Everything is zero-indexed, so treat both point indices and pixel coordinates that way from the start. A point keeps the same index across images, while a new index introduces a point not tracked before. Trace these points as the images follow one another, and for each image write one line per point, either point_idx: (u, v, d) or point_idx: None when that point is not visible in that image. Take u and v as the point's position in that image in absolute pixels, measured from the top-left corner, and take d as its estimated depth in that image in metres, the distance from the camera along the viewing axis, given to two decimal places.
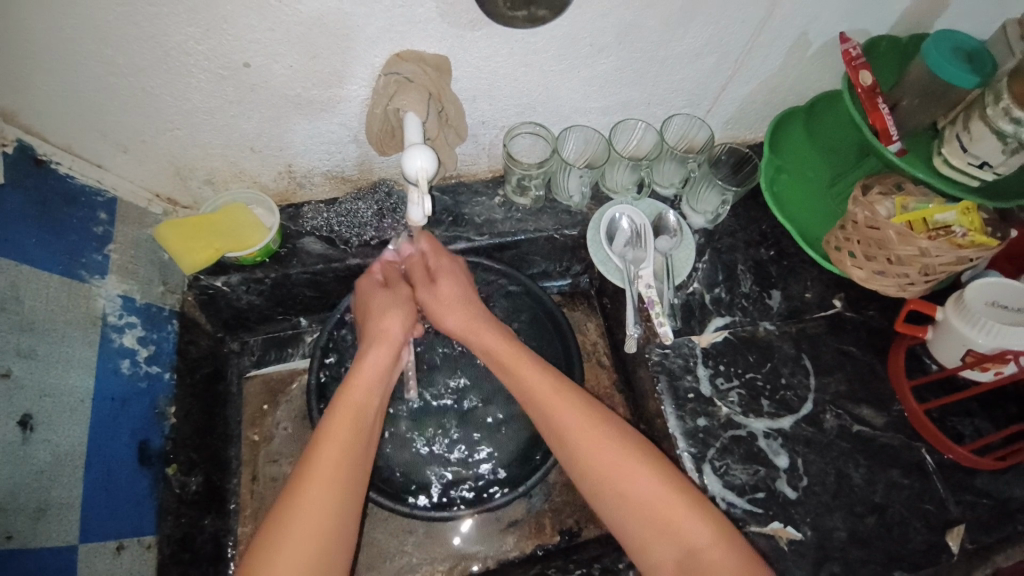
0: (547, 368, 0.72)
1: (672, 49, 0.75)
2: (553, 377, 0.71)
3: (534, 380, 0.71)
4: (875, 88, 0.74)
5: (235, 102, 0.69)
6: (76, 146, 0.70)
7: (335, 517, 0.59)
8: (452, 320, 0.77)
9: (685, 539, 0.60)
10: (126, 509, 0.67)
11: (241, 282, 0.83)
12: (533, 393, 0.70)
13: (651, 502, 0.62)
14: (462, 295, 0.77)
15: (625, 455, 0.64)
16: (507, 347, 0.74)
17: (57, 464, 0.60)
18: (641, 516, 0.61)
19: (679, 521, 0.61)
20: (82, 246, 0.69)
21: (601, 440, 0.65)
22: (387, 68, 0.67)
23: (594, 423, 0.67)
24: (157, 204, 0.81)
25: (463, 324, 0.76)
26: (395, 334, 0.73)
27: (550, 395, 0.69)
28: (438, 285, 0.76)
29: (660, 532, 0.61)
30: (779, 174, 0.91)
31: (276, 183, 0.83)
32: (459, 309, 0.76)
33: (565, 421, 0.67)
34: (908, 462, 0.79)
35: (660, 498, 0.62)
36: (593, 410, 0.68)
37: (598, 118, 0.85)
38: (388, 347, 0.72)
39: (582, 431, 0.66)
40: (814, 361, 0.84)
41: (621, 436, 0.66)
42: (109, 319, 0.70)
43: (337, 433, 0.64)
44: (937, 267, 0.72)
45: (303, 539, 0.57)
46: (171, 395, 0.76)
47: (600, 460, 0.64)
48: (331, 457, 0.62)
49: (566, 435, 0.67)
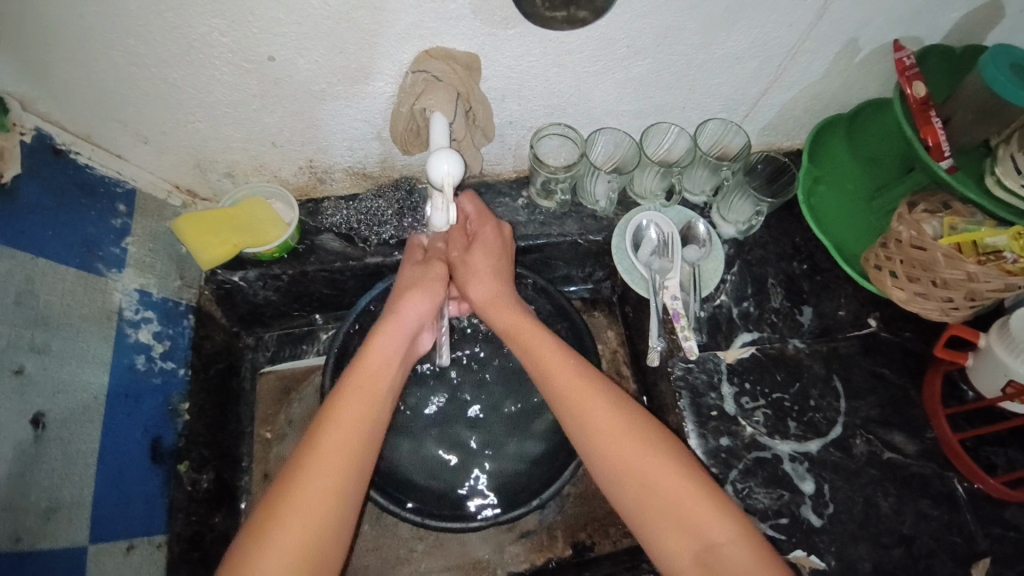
0: (565, 349, 0.69)
1: (713, 53, 0.71)
2: (573, 358, 0.68)
3: (551, 364, 0.68)
4: (927, 100, 0.69)
5: (258, 96, 0.67)
6: (97, 135, 0.69)
7: (342, 494, 0.58)
8: (477, 289, 0.74)
9: (702, 533, 0.58)
10: (137, 507, 0.66)
11: (257, 277, 0.81)
12: (549, 374, 0.67)
13: (671, 496, 0.59)
14: (490, 264, 0.74)
15: (642, 446, 0.62)
16: (523, 327, 0.71)
17: (69, 462, 0.59)
18: (656, 505, 0.59)
19: (699, 515, 0.58)
20: (100, 238, 0.68)
21: (611, 424, 0.63)
22: (415, 66, 0.65)
23: (616, 412, 0.64)
24: (175, 196, 0.79)
25: (486, 296, 0.73)
26: (409, 322, 0.69)
27: (567, 377, 0.67)
28: (471, 252, 0.74)
29: (679, 526, 0.58)
30: (817, 185, 0.88)
31: (297, 178, 0.81)
32: (489, 280, 0.74)
33: (586, 407, 0.65)
34: (938, 492, 0.75)
35: (679, 489, 0.59)
36: (612, 399, 0.65)
37: (630, 120, 0.82)
38: (409, 327, 0.69)
39: (594, 416, 0.64)
40: (844, 384, 0.81)
41: (646, 425, 0.64)
42: (125, 314, 0.69)
43: (350, 409, 0.62)
44: (984, 293, 0.68)
45: (308, 515, 0.56)
46: (184, 392, 0.75)
47: (616, 445, 0.62)
48: (341, 434, 0.60)
49: (580, 417, 0.64)
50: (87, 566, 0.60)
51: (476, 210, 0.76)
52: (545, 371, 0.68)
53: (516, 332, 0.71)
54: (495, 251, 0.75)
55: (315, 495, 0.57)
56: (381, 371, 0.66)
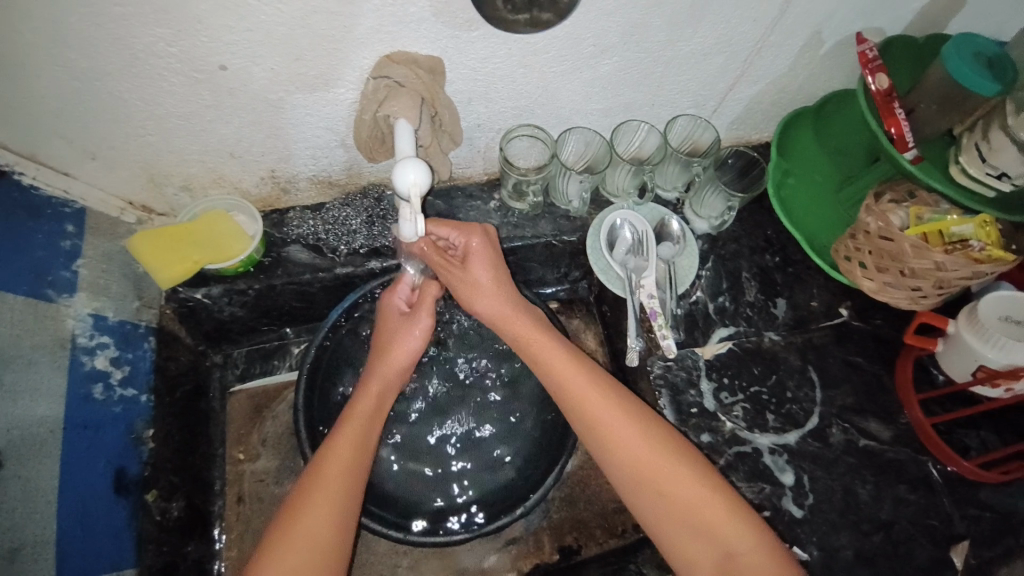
0: (580, 359, 0.69)
1: (679, 49, 0.71)
2: (588, 367, 0.68)
3: (567, 373, 0.68)
4: (891, 92, 0.70)
5: (212, 107, 0.64)
6: (41, 153, 0.65)
7: (336, 531, 0.60)
8: (485, 306, 0.72)
9: (721, 538, 0.59)
10: (104, 543, 0.63)
11: (222, 294, 0.78)
12: (566, 384, 0.67)
13: (688, 505, 0.60)
14: (493, 276, 0.72)
15: (659, 454, 0.62)
16: (538, 336, 0.71)
17: (29, 500, 0.56)
18: (671, 512, 0.60)
19: (717, 519, 0.59)
20: (49, 262, 0.65)
21: (628, 434, 0.63)
22: (376, 72, 0.63)
23: (635, 420, 0.64)
24: (130, 213, 0.76)
25: (495, 311, 0.72)
26: (402, 359, 0.72)
27: (581, 385, 0.67)
28: (472, 273, 0.71)
29: (697, 531, 0.59)
30: (787, 178, 0.88)
31: (259, 189, 0.79)
32: (495, 294, 0.72)
33: (602, 418, 0.64)
34: (914, 477, 0.77)
35: (697, 495, 0.60)
36: (630, 407, 0.66)
37: (599, 119, 0.81)
38: (396, 373, 0.72)
39: (612, 425, 0.64)
40: (820, 373, 0.82)
41: (664, 432, 0.64)
42: (78, 341, 0.65)
43: (342, 448, 0.64)
44: (952, 280, 0.69)
45: (307, 554, 0.58)
46: (149, 418, 0.72)
47: (635, 453, 0.63)
48: (335, 473, 0.62)
49: (597, 427, 0.64)
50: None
51: (476, 236, 0.72)
52: (560, 380, 0.68)
53: (527, 343, 0.71)
54: (494, 265, 0.72)
55: (313, 533, 0.59)
56: (370, 413, 0.69)
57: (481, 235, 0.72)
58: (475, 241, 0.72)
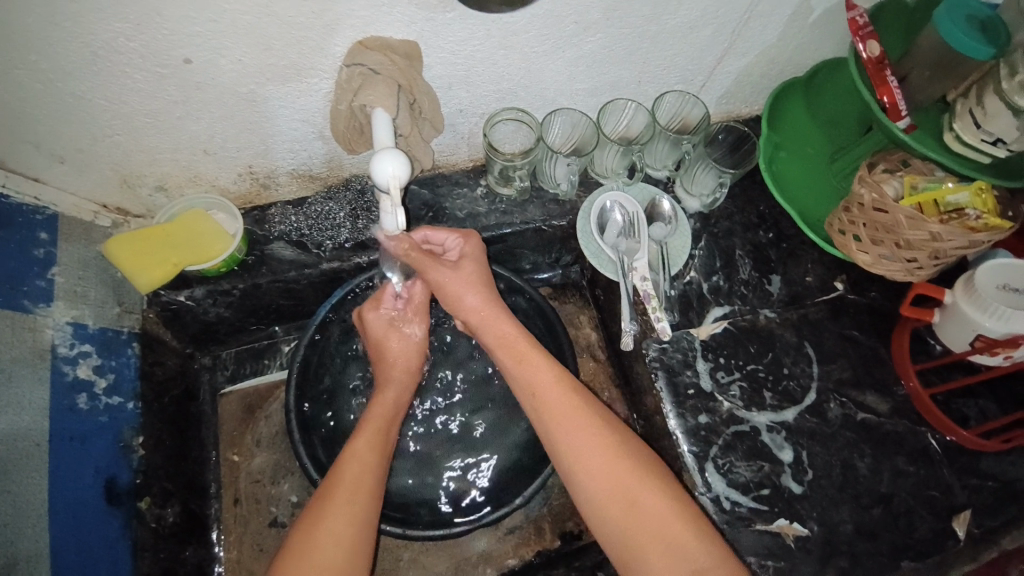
0: (557, 367, 0.69)
1: (665, 23, 0.69)
2: (566, 380, 0.68)
3: (552, 384, 0.67)
4: (882, 59, 0.67)
5: (180, 103, 0.62)
6: (6, 159, 0.62)
7: (359, 532, 0.59)
8: (473, 300, 0.72)
9: (688, 556, 0.57)
10: (99, 553, 0.61)
11: (206, 295, 0.76)
12: (540, 396, 0.67)
13: (663, 523, 0.59)
14: (479, 273, 0.73)
15: (630, 469, 0.62)
16: (518, 343, 0.70)
17: (21, 515, 0.55)
18: (649, 533, 0.58)
19: (685, 536, 0.58)
20: (23, 271, 0.62)
21: (615, 446, 0.63)
22: (349, 59, 0.60)
23: (613, 432, 0.64)
24: (105, 216, 0.73)
25: (484, 306, 0.72)
26: (412, 361, 0.75)
27: (557, 395, 0.66)
28: (461, 266, 0.72)
29: (662, 549, 0.58)
30: (778, 152, 0.86)
31: (238, 185, 0.76)
32: (484, 289, 0.72)
33: (586, 429, 0.64)
34: (913, 448, 0.77)
35: (667, 508, 0.59)
36: (612, 422, 0.65)
37: (585, 99, 0.79)
38: (406, 378, 0.74)
39: (598, 437, 0.63)
40: (816, 349, 0.81)
41: (633, 447, 0.64)
42: (59, 350, 0.63)
43: (362, 451, 0.65)
44: (948, 251, 0.68)
45: (333, 553, 0.56)
46: (137, 425, 0.70)
47: (606, 467, 0.61)
48: (356, 474, 0.62)
49: (571, 437, 0.64)
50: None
51: (466, 239, 0.74)
52: (537, 395, 0.67)
53: (511, 343, 0.71)
54: (479, 262, 0.74)
55: (336, 535, 0.57)
56: (387, 418, 0.70)
57: (476, 240, 0.75)
58: (462, 242, 0.74)
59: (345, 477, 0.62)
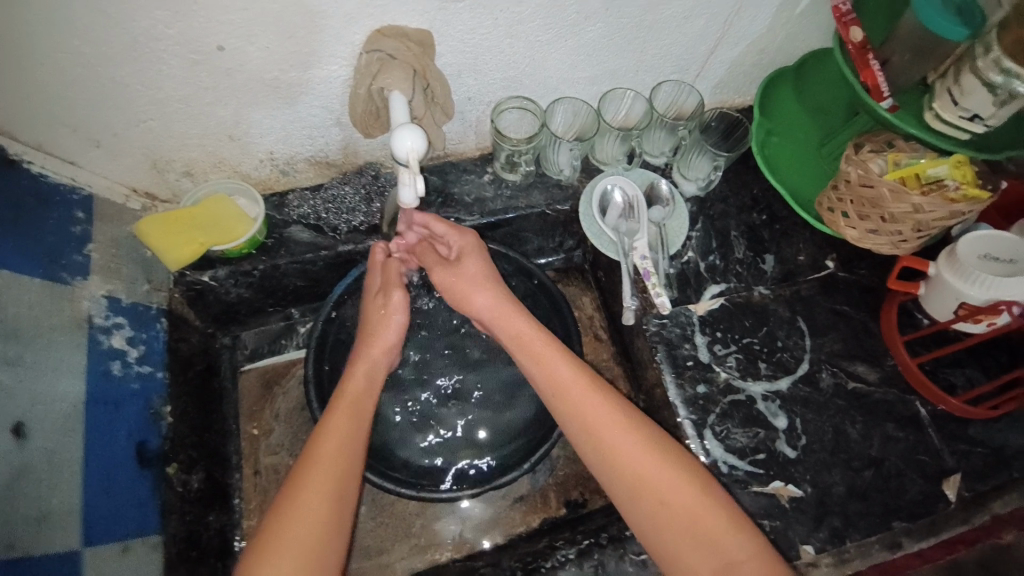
0: (572, 360, 0.72)
1: (659, 14, 0.74)
2: (576, 366, 0.71)
3: (564, 373, 0.71)
4: (865, 44, 0.72)
5: (210, 90, 0.66)
6: (45, 143, 0.66)
7: (336, 508, 0.61)
8: (483, 300, 0.76)
9: (724, 549, 0.59)
10: (131, 512, 0.65)
11: (229, 276, 0.81)
12: (557, 384, 0.70)
13: (685, 507, 0.61)
14: (484, 270, 0.77)
15: (645, 452, 0.64)
16: (533, 339, 0.74)
17: (57, 471, 0.58)
18: (671, 519, 0.61)
19: (718, 524, 0.60)
20: (63, 247, 0.66)
21: (628, 433, 0.65)
22: (368, 46, 0.65)
23: (625, 419, 0.67)
24: (134, 200, 0.78)
25: (492, 305, 0.76)
26: (389, 339, 0.76)
27: (575, 386, 0.69)
28: (463, 264, 0.77)
29: (698, 540, 0.60)
30: (770, 138, 0.91)
31: (259, 172, 0.81)
32: (491, 286, 0.77)
33: (595, 415, 0.67)
34: (902, 416, 0.81)
35: (696, 498, 0.62)
36: (624, 410, 0.68)
37: (585, 88, 0.84)
38: (384, 354, 0.75)
39: (608, 423, 0.66)
40: (809, 323, 0.86)
41: (659, 438, 0.66)
42: (94, 321, 0.67)
43: (338, 426, 0.66)
44: (930, 223, 0.72)
45: (309, 529, 0.58)
46: (164, 394, 0.74)
47: (635, 460, 0.64)
48: (335, 451, 0.64)
49: (584, 422, 0.67)
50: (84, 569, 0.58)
51: (456, 232, 0.78)
52: (554, 384, 0.70)
53: (527, 342, 0.74)
54: (484, 258, 0.78)
55: (311, 513, 0.59)
56: (360, 394, 0.71)
57: (473, 237, 0.79)
58: (452, 232, 0.78)
59: (322, 449, 0.64)
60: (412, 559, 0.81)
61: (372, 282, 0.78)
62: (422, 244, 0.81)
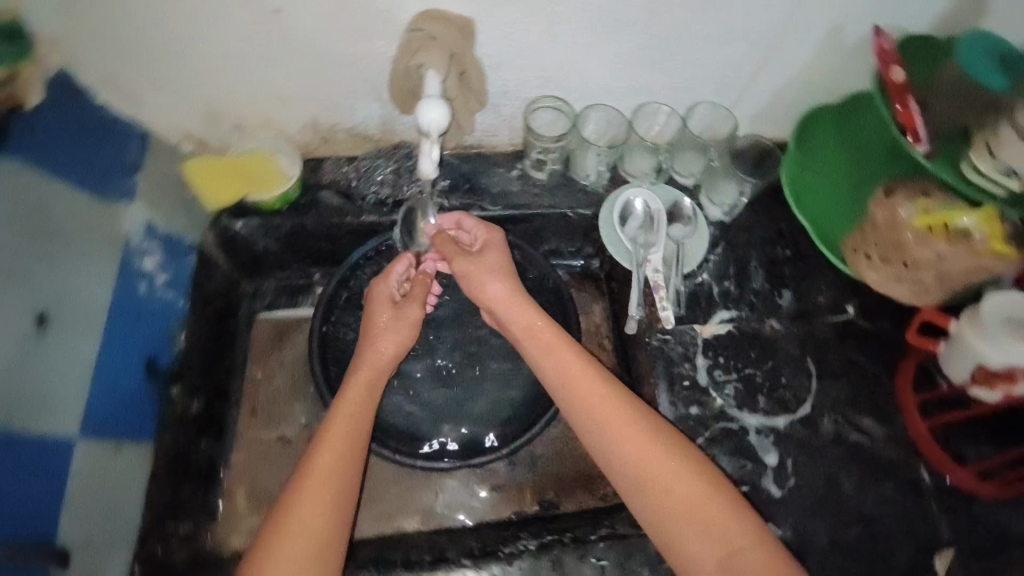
0: (582, 354, 0.73)
1: (700, 33, 0.75)
2: (586, 360, 0.72)
3: (573, 364, 0.72)
4: (907, 86, 0.70)
5: (266, 50, 0.72)
6: (115, 78, 0.72)
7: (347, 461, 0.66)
8: (495, 288, 0.77)
9: (725, 538, 0.61)
10: (131, 413, 0.72)
11: (259, 227, 0.86)
12: (565, 376, 0.71)
13: (687, 499, 0.63)
14: (503, 265, 0.79)
15: (646, 443, 0.66)
16: (544, 333, 0.74)
17: (68, 365, 0.64)
18: (675, 508, 0.63)
19: (722, 521, 0.62)
20: (115, 171, 0.72)
21: (631, 429, 0.67)
22: (412, 26, 0.69)
23: (629, 412, 0.68)
24: (186, 143, 0.83)
25: (505, 295, 0.76)
26: (382, 362, 0.75)
27: (583, 376, 0.70)
28: (484, 254, 0.79)
29: (701, 529, 0.61)
30: (804, 172, 0.88)
31: (302, 135, 0.86)
32: (506, 278, 0.77)
33: (598, 408, 0.68)
34: (903, 478, 0.76)
35: (701, 495, 0.63)
36: (627, 402, 0.69)
37: (622, 98, 0.85)
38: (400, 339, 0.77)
39: (610, 413, 0.68)
40: (818, 365, 0.83)
41: (666, 433, 0.67)
42: (134, 241, 0.74)
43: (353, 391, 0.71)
44: (953, 274, 0.72)
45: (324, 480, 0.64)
46: (183, 320, 0.81)
47: (640, 459, 0.65)
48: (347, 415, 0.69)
49: (588, 417, 0.68)
50: (71, 459, 0.63)
51: (487, 234, 0.81)
52: (561, 376, 0.72)
53: (535, 333, 0.75)
54: (504, 253, 0.80)
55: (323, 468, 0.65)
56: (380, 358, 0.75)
57: (499, 234, 0.81)
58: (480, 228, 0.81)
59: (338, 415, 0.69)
60: (379, 526, 0.83)
61: (387, 288, 0.79)
62: (440, 237, 0.80)
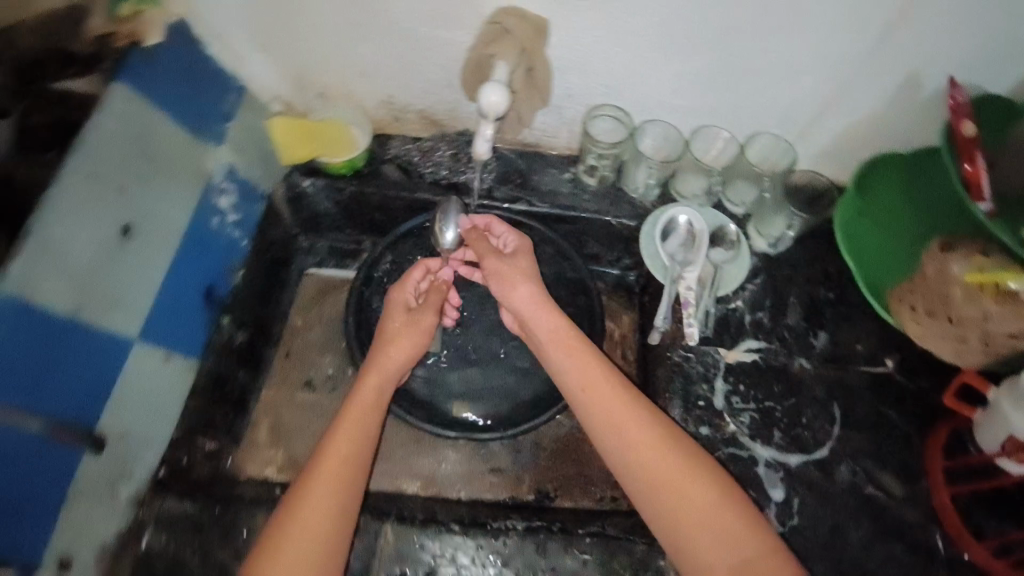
0: (602, 363, 0.74)
1: (769, 61, 0.76)
2: (605, 365, 0.73)
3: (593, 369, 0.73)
4: (976, 140, 0.67)
5: (358, 27, 0.79)
6: (225, 37, 0.81)
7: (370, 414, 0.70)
8: (523, 295, 0.78)
9: (738, 545, 0.61)
10: (184, 329, 0.78)
11: (324, 187, 0.94)
12: (583, 378, 0.73)
13: (700, 505, 0.63)
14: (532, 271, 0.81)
15: (658, 446, 0.66)
16: (562, 339, 0.75)
17: (138, 275, 0.71)
18: (688, 512, 0.63)
19: (735, 528, 0.61)
20: (211, 114, 0.82)
21: (643, 433, 0.67)
22: (492, 19, 0.74)
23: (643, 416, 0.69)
24: (276, 103, 0.92)
25: (533, 300, 0.78)
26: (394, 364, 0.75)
27: (601, 380, 0.72)
28: (517, 259, 0.81)
29: (713, 535, 0.61)
30: (861, 218, 0.85)
31: (376, 111, 0.93)
32: (531, 284, 0.79)
33: (611, 411, 0.69)
34: (915, 541, 0.73)
35: (713, 502, 0.63)
36: (641, 407, 0.70)
37: (682, 117, 0.87)
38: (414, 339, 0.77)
39: (625, 414, 0.69)
40: (843, 411, 0.80)
41: (681, 439, 0.67)
42: (214, 180, 0.82)
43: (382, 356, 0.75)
44: (998, 336, 0.69)
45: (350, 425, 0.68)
46: (242, 259, 0.87)
47: (651, 464, 0.66)
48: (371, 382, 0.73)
49: (601, 420, 0.69)
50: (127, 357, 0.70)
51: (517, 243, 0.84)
52: (579, 376, 0.73)
53: (558, 338, 0.76)
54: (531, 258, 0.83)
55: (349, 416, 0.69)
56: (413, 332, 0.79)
57: (528, 242, 0.85)
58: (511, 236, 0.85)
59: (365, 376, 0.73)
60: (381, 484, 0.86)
61: (404, 297, 0.81)
62: (474, 234, 0.82)
